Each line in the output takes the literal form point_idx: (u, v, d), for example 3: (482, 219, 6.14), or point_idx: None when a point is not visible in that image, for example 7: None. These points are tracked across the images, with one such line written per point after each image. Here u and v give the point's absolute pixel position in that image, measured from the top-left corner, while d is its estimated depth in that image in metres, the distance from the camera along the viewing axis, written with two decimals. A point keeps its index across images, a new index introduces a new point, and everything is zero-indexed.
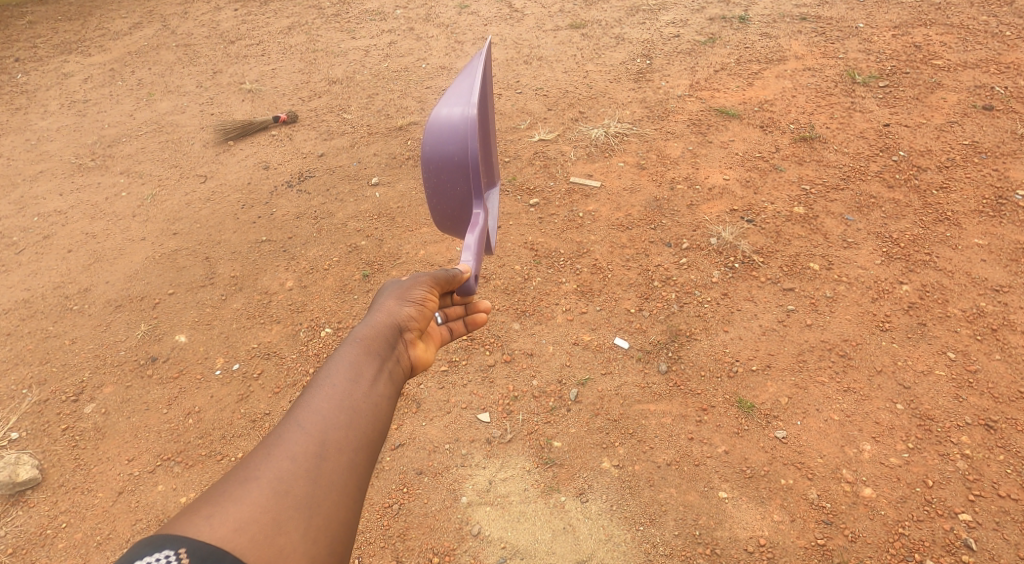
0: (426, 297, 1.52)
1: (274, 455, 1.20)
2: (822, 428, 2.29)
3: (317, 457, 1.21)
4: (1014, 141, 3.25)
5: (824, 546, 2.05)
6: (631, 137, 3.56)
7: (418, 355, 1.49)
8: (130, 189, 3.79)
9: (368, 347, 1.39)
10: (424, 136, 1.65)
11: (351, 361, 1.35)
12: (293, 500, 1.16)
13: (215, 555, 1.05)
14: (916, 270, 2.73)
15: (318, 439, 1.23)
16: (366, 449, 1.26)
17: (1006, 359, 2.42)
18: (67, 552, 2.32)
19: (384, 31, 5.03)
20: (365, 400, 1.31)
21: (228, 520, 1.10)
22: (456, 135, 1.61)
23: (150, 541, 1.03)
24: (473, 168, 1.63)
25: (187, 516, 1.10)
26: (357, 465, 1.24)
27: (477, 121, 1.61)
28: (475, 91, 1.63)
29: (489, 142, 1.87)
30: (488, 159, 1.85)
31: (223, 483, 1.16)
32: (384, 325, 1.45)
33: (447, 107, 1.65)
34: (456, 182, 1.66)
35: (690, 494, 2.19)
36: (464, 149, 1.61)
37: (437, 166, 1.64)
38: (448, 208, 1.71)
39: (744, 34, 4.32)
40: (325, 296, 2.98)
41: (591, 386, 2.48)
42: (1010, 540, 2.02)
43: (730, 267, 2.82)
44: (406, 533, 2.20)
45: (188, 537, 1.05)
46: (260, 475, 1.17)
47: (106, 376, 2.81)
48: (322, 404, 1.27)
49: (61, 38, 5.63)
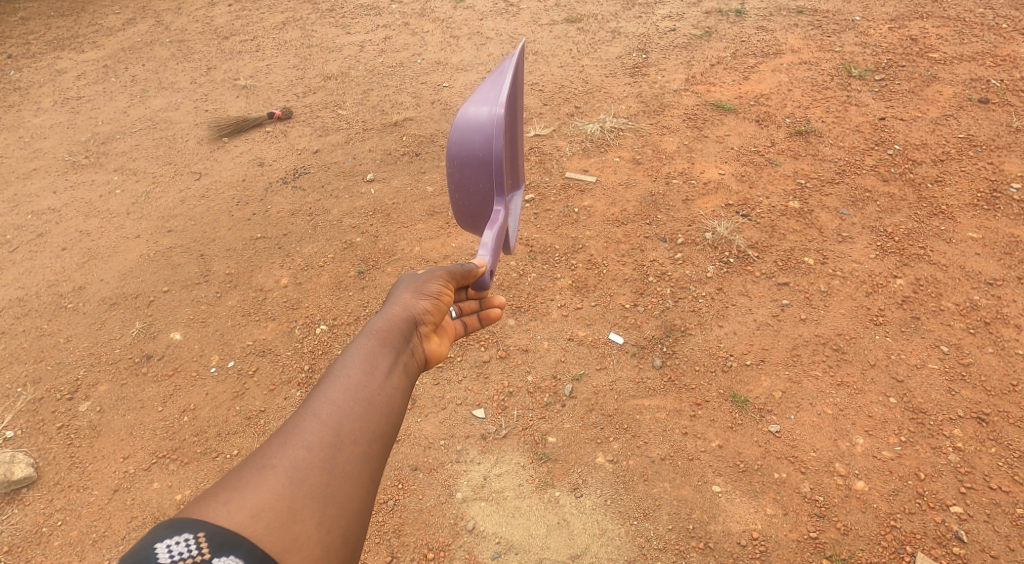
0: (442, 291, 1.52)
1: (290, 443, 1.18)
2: (815, 422, 2.30)
3: (332, 447, 1.19)
4: (1009, 134, 3.25)
5: (816, 539, 2.06)
6: (626, 132, 3.55)
7: (433, 349, 1.47)
8: (124, 186, 3.77)
9: (383, 339, 1.38)
10: (450, 132, 1.64)
11: (366, 354, 1.33)
12: (308, 489, 1.14)
13: (232, 541, 1.04)
14: (909, 264, 2.74)
15: (333, 429, 1.21)
16: (380, 440, 1.24)
17: (998, 353, 2.43)
18: (62, 550, 2.31)
19: (378, 26, 5.01)
20: (380, 392, 1.29)
21: (245, 507, 1.09)
22: (481, 132, 1.60)
23: (170, 524, 1.03)
24: (496, 166, 1.62)
25: (204, 501, 1.09)
26: (371, 456, 1.22)
27: (503, 120, 1.60)
28: (504, 91, 1.62)
29: (515, 143, 1.86)
30: (513, 160, 1.84)
31: (240, 470, 1.15)
32: (400, 317, 1.44)
33: (474, 105, 1.64)
34: (478, 179, 1.65)
35: (684, 488, 2.19)
36: (489, 147, 1.60)
37: (461, 162, 1.63)
38: (469, 205, 1.70)
39: (740, 28, 4.31)
40: (320, 293, 2.98)
41: (585, 382, 2.49)
42: (1001, 532, 2.03)
43: (725, 262, 2.82)
44: (401, 529, 2.21)
45: (207, 522, 1.05)
46: (277, 463, 1.16)
47: (100, 375, 2.80)
48: (338, 395, 1.26)
49: (53, 34, 5.60)
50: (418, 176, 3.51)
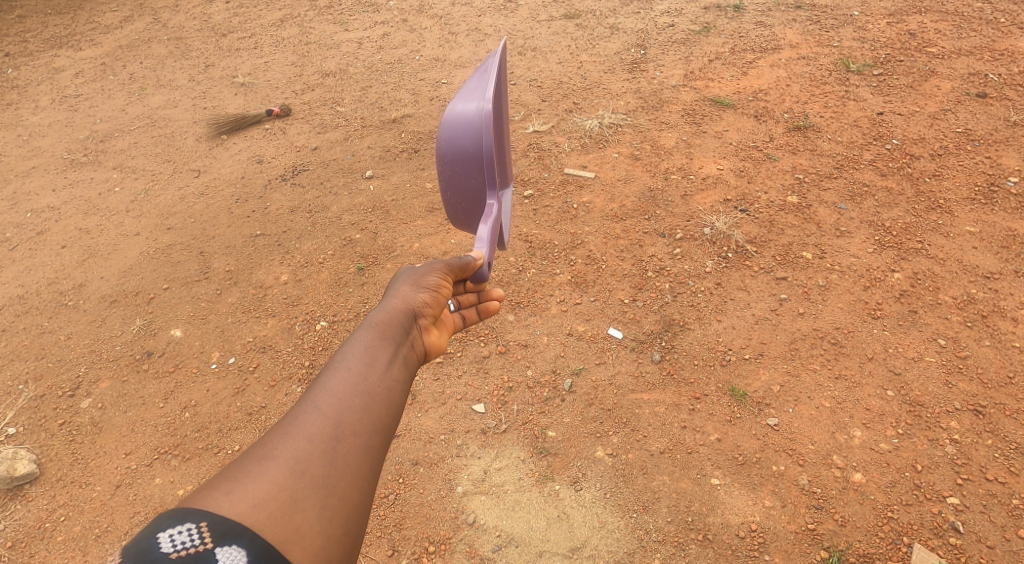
0: (441, 284, 1.53)
1: (291, 434, 1.19)
2: (813, 415, 2.32)
3: (333, 438, 1.20)
4: (1007, 128, 3.26)
5: (814, 531, 2.07)
6: (625, 128, 3.56)
7: (433, 342, 1.49)
8: (123, 184, 3.78)
9: (383, 331, 1.39)
10: (439, 130, 1.65)
11: (366, 346, 1.35)
12: (310, 480, 1.15)
13: (234, 531, 1.05)
14: (907, 258, 2.75)
15: (333, 421, 1.22)
16: (380, 432, 1.26)
17: (995, 345, 2.44)
18: (66, 545, 2.33)
19: (377, 22, 5.01)
20: (380, 384, 1.30)
21: (247, 497, 1.09)
22: (471, 129, 1.61)
23: (173, 514, 1.04)
24: (488, 161, 1.63)
25: (206, 491, 1.10)
26: (372, 447, 1.23)
27: (492, 116, 1.60)
28: (491, 86, 1.62)
29: (504, 138, 1.87)
30: (503, 155, 1.85)
31: (242, 461, 1.16)
32: (399, 310, 1.45)
33: (462, 102, 1.64)
34: (470, 174, 1.65)
35: (683, 481, 2.21)
36: (479, 143, 1.60)
37: (452, 160, 1.64)
38: (463, 202, 1.71)
39: (739, 23, 4.32)
40: (320, 290, 2.99)
41: (584, 376, 2.50)
42: (997, 523, 2.04)
43: (723, 257, 2.83)
44: (402, 523, 2.22)
45: (208, 512, 1.06)
46: (278, 454, 1.16)
47: (101, 371, 2.81)
48: (338, 387, 1.27)
49: (50, 32, 5.59)
50: (417, 173, 3.51)
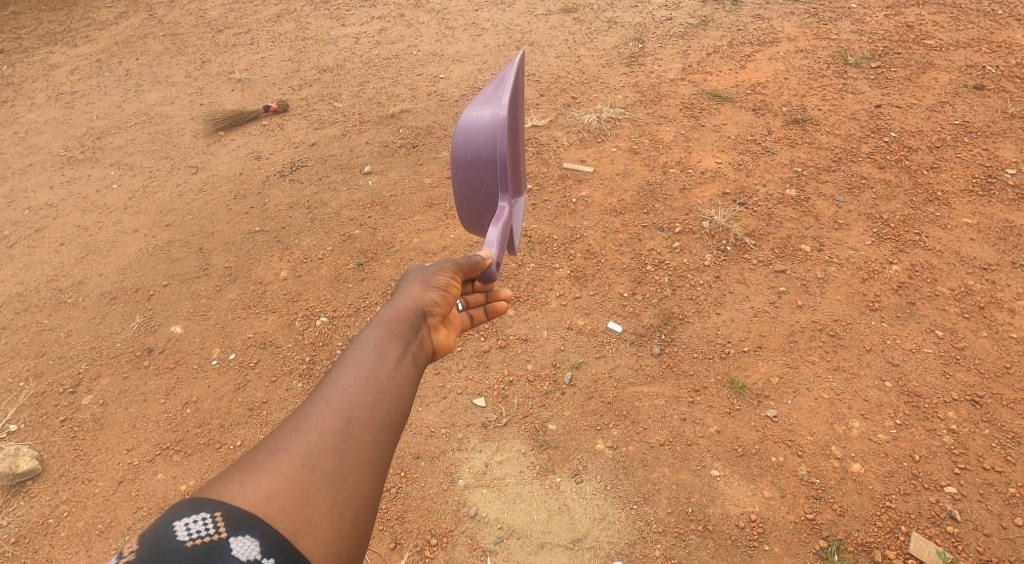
0: (450, 283, 1.55)
1: (303, 428, 1.20)
2: (811, 407, 2.33)
3: (343, 432, 1.21)
4: (1004, 120, 3.27)
5: (813, 521, 2.09)
6: (623, 122, 3.56)
7: (441, 340, 1.50)
8: (121, 180, 3.78)
9: (393, 329, 1.41)
10: (453, 135, 1.65)
11: (376, 342, 1.36)
12: (321, 473, 1.16)
13: (248, 520, 1.05)
14: (905, 250, 2.76)
15: (344, 415, 1.23)
16: (390, 428, 1.27)
17: (992, 336, 2.46)
18: (68, 541, 2.34)
19: (373, 17, 5.00)
20: (389, 381, 1.31)
21: (260, 488, 1.10)
22: (485, 134, 1.61)
23: (188, 503, 1.04)
24: (500, 166, 1.63)
25: (220, 483, 1.10)
26: (381, 443, 1.24)
27: (507, 122, 1.61)
28: (507, 93, 1.62)
29: (517, 145, 1.87)
30: (516, 160, 1.85)
31: (254, 454, 1.16)
32: (408, 309, 1.46)
33: (478, 108, 1.65)
34: (482, 178, 1.66)
35: (683, 473, 2.22)
36: (493, 147, 1.61)
37: (465, 164, 1.64)
38: (474, 205, 1.71)
39: (736, 16, 4.32)
40: (320, 285, 2.99)
41: (584, 369, 2.51)
42: (993, 511, 2.06)
43: (722, 250, 2.84)
44: (404, 516, 2.24)
45: (223, 503, 1.06)
46: (290, 447, 1.17)
47: (102, 368, 2.82)
48: (348, 383, 1.28)
49: (45, 28, 5.58)
50: (416, 168, 3.51)
